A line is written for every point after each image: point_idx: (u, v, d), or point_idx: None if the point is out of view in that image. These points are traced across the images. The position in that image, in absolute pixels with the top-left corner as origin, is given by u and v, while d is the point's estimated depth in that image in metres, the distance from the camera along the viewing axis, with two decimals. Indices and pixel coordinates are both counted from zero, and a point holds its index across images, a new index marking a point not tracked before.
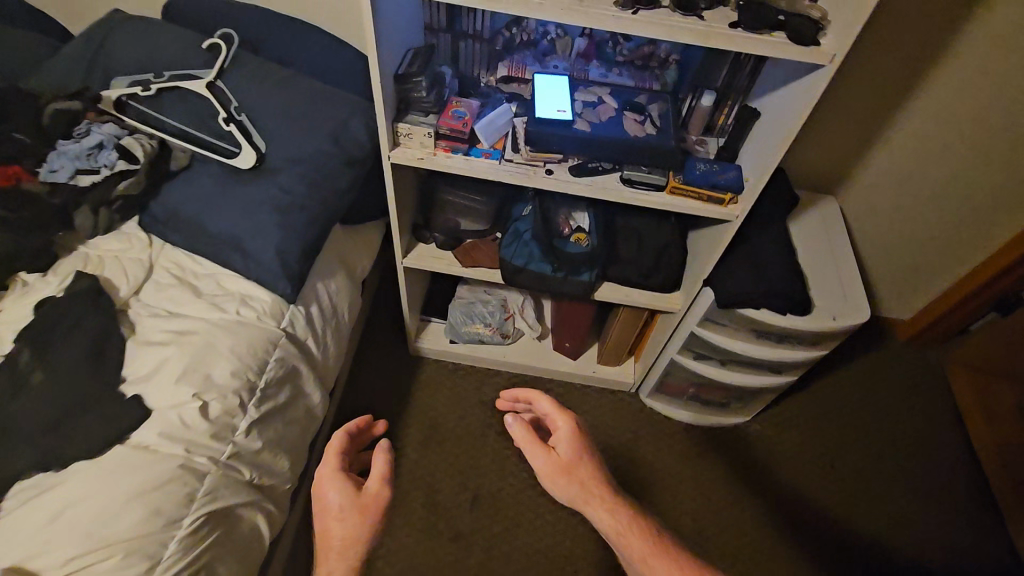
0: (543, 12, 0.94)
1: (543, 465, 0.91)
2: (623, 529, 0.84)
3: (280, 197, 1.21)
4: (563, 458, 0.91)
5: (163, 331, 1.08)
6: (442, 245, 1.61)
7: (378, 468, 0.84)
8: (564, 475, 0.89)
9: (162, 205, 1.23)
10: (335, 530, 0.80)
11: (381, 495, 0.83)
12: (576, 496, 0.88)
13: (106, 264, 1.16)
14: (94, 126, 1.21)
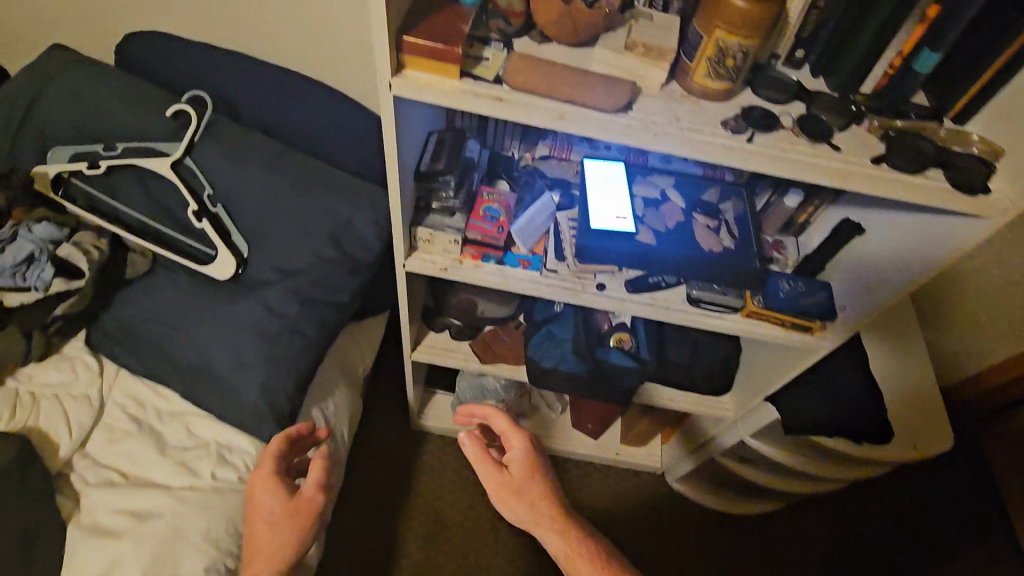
0: (632, 136, 0.71)
1: (494, 479, 0.95)
2: (573, 553, 0.85)
3: (265, 322, 0.96)
4: (515, 477, 0.94)
5: (118, 511, 0.85)
6: (457, 334, 1.35)
7: (314, 480, 0.84)
8: (513, 493, 0.92)
9: (114, 324, 0.97)
10: (263, 535, 0.80)
11: (314, 499, 0.83)
12: (524, 514, 0.90)
13: (42, 408, 0.91)
14: (22, 230, 0.94)
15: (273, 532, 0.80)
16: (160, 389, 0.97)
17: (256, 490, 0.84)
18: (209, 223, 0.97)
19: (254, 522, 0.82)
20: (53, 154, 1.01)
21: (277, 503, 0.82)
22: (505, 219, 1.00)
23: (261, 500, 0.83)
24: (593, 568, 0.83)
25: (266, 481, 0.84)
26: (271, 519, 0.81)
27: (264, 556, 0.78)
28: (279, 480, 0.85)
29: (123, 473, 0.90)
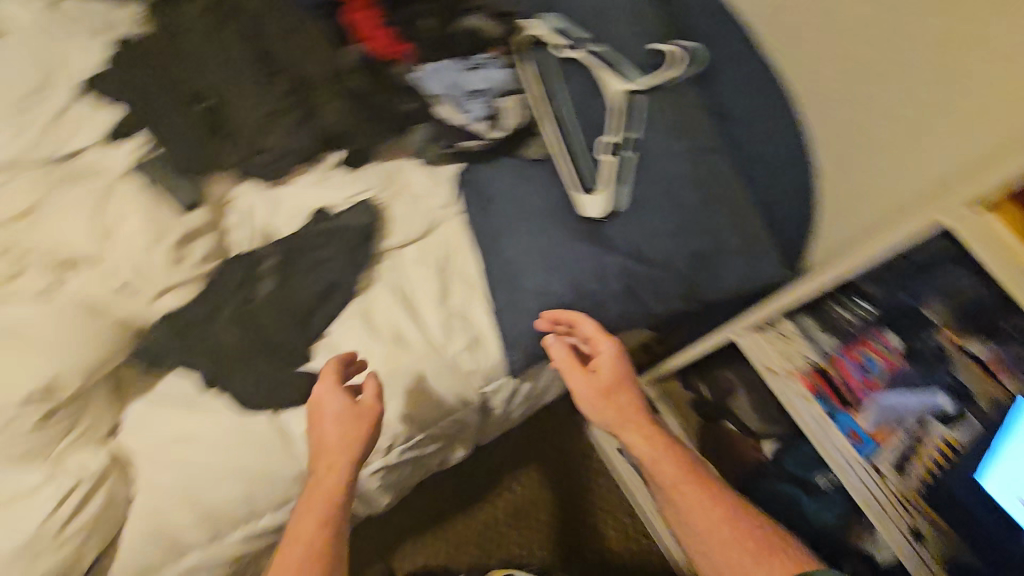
0: None
1: (581, 384, 0.91)
2: (666, 466, 0.83)
3: (588, 279, 0.95)
4: (603, 378, 0.90)
5: (388, 319, 0.94)
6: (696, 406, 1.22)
7: (371, 393, 0.80)
8: (602, 396, 0.90)
9: (483, 178, 1.03)
10: (336, 438, 0.77)
11: (371, 415, 0.79)
12: (614, 420, 0.88)
13: (401, 199, 1.02)
14: (490, 66, 1.04)
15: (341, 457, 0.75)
16: (472, 253, 1.04)
17: (319, 400, 0.79)
18: (615, 163, 0.98)
19: (312, 440, 0.78)
20: (547, 19, 1.08)
21: (340, 420, 0.78)
22: (878, 384, 0.82)
23: (325, 413, 0.79)
24: (701, 491, 0.80)
25: (326, 391, 0.79)
26: (336, 441, 0.76)
27: (324, 491, 0.73)
28: (342, 390, 0.80)
29: (408, 293, 0.98)
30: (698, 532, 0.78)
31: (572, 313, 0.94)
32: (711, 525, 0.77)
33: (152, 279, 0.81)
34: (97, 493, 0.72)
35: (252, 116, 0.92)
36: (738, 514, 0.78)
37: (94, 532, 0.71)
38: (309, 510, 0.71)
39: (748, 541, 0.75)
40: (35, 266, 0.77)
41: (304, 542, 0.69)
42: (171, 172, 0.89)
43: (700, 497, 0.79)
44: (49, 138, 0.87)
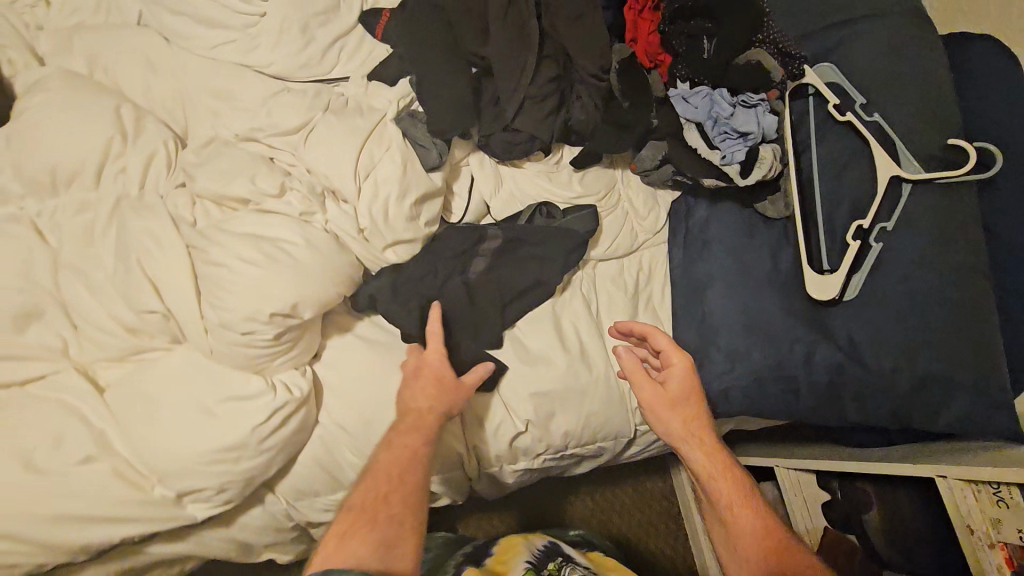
0: None
1: (650, 389, 0.83)
2: (727, 502, 0.74)
3: (792, 361, 0.88)
4: (672, 392, 0.82)
5: (576, 332, 0.91)
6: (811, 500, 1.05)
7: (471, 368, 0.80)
8: (668, 407, 0.81)
9: (703, 218, 0.99)
10: (433, 401, 0.76)
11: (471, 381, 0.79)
12: (676, 432, 0.80)
13: (615, 212, 1.00)
14: (762, 107, 0.92)
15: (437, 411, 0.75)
16: (665, 288, 1.00)
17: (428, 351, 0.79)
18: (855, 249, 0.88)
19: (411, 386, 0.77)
20: (817, 68, 0.99)
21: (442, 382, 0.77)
22: None
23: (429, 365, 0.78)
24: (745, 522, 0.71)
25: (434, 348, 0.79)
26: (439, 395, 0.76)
27: (421, 433, 0.73)
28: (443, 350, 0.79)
29: (596, 310, 0.95)
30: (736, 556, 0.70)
31: (644, 326, 0.87)
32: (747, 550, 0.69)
33: (388, 231, 0.81)
34: (293, 419, 0.74)
35: (512, 94, 0.87)
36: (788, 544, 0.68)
37: (283, 451, 0.75)
38: (409, 440, 0.73)
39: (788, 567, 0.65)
40: (296, 187, 0.78)
41: (404, 467, 0.71)
42: (426, 133, 0.84)
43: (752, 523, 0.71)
44: (324, 62, 0.90)
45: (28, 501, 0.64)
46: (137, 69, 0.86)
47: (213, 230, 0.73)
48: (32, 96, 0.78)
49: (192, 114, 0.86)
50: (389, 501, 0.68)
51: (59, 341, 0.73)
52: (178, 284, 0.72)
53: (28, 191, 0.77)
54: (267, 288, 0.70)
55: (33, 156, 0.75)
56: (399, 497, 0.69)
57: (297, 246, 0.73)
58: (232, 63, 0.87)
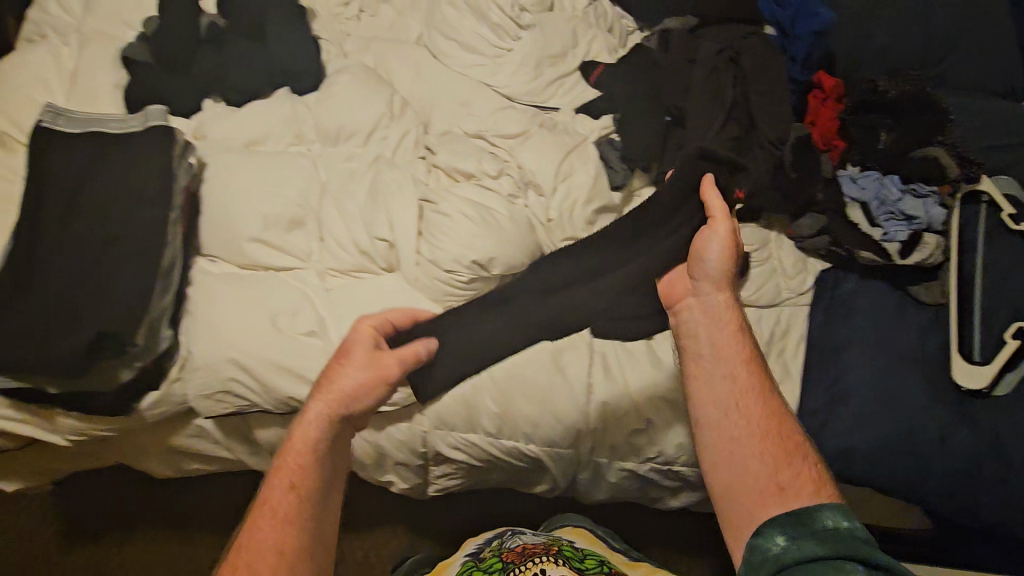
0: None
1: (710, 250, 0.83)
2: (751, 420, 0.75)
3: (925, 440, 0.89)
4: (713, 273, 0.82)
5: None
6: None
7: (395, 355, 0.80)
8: (711, 288, 0.82)
9: (853, 291, 1.03)
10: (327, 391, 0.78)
11: (382, 384, 0.78)
12: (720, 328, 0.80)
13: (765, 265, 1.05)
14: (931, 199, 1.00)
15: (315, 415, 0.75)
16: (800, 346, 1.03)
17: (348, 340, 0.81)
18: (1014, 346, 0.89)
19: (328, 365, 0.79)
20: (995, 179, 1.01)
21: (353, 376, 0.77)
22: None
23: (352, 354, 0.79)
24: (765, 447, 0.73)
25: (355, 336, 0.80)
26: (333, 394, 0.76)
27: (298, 447, 0.74)
28: (375, 340, 0.81)
29: None
30: (739, 467, 0.73)
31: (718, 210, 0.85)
32: (755, 475, 0.71)
33: (569, 226, 0.96)
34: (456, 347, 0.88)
35: (697, 142, 1.01)
36: (816, 480, 0.71)
37: (445, 375, 0.89)
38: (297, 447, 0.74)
39: (794, 501, 0.69)
40: (510, 175, 0.97)
41: (282, 478, 0.72)
42: (619, 160, 1.01)
43: (767, 445, 0.73)
44: (545, 93, 1.11)
45: (269, 351, 0.84)
46: (407, 72, 1.11)
47: (443, 190, 0.94)
48: (339, 76, 1.06)
49: (435, 110, 1.08)
50: (269, 530, 0.69)
51: (307, 247, 0.94)
52: (406, 222, 0.91)
53: (318, 139, 1.02)
54: (477, 241, 0.87)
55: (332, 115, 1.01)
56: (269, 534, 0.69)
57: (504, 217, 0.91)
58: (477, 81, 1.10)
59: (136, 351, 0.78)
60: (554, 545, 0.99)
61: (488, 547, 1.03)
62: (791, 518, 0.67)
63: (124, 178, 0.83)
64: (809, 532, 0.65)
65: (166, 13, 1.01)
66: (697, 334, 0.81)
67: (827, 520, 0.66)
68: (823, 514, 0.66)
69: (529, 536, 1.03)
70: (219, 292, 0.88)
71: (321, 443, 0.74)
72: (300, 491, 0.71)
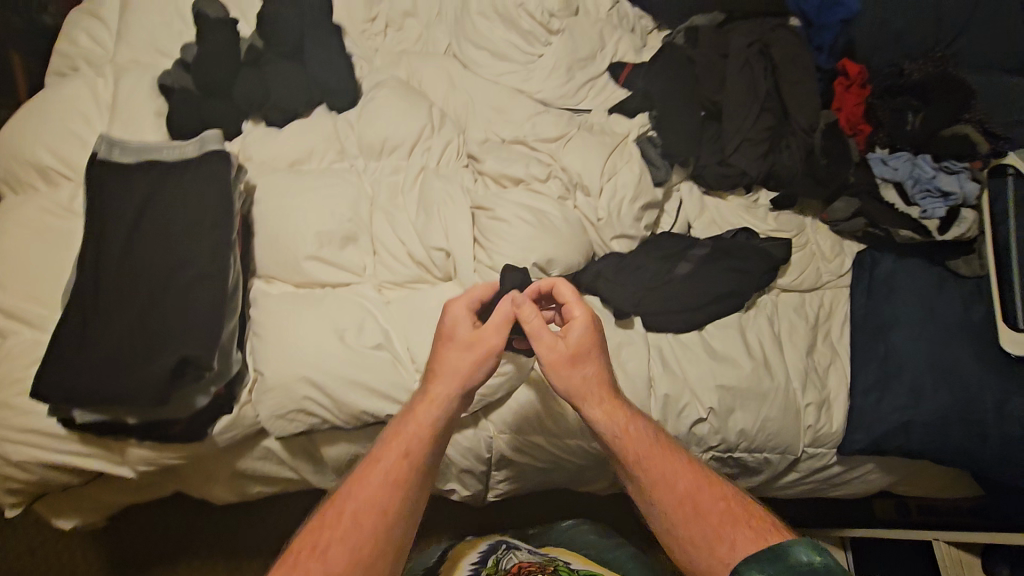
0: None
1: (571, 333, 0.78)
2: (665, 480, 0.72)
3: (982, 407, 0.91)
4: (573, 343, 0.77)
5: (760, 344, 1.00)
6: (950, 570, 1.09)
7: (494, 327, 0.77)
8: (569, 361, 0.77)
9: (893, 268, 1.05)
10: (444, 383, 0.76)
11: (487, 354, 0.77)
12: (575, 391, 0.76)
13: (805, 249, 1.09)
14: (965, 175, 1.02)
15: (442, 393, 0.75)
16: (844, 327, 1.06)
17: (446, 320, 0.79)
18: None
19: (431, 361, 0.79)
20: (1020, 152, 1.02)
21: (459, 353, 0.76)
22: None
23: (455, 334, 0.78)
24: (695, 507, 0.70)
25: (453, 314, 0.78)
26: (443, 376, 0.76)
27: (418, 426, 0.74)
28: (468, 319, 0.79)
29: (778, 332, 1.03)
30: (680, 514, 0.70)
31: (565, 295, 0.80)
32: (689, 526, 0.69)
33: (618, 224, 0.99)
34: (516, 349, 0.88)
35: (735, 135, 1.04)
36: (752, 528, 0.67)
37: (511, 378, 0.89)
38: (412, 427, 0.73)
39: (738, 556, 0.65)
40: (558, 179, 1.00)
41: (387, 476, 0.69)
42: (659, 156, 1.03)
43: (706, 506, 0.70)
44: (577, 96, 1.13)
45: (339, 365, 0.84)
46: (440, 83, 1.13)
47: (494, 196, 0.95)
48: (377, 91, 1.07)
49: (471, 119, 1.10)
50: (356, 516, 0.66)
51: (362, 261, 0.95)
52: (462, 230, 0.93)
53: (361, 154, 1.03)
54: (538, 243, 0.89)
55: (373, 129, 1.02)
56: (383, 504, 0.68)
57: (558, 218, 0.92)
58: (510, 88, 1.12)
59: (212, 375, 0.79)
60: (549, 565, 0.95)
61: (486, 563, 0.96)
62: (769, 556, 0.63)
63: (183, 204, 0.84)
64: (787, 564, 0.61)
65: (205, 35, 1.02)
66: (592, 408, 0.76)
67: (803, 555, 0.61)
68: (800, 549, 0.62)
69: (525, 555, 0.98)
70: (283, 311, 0.88)
71: (436, 426, 0.75)
72: (410, 467, 0.71)
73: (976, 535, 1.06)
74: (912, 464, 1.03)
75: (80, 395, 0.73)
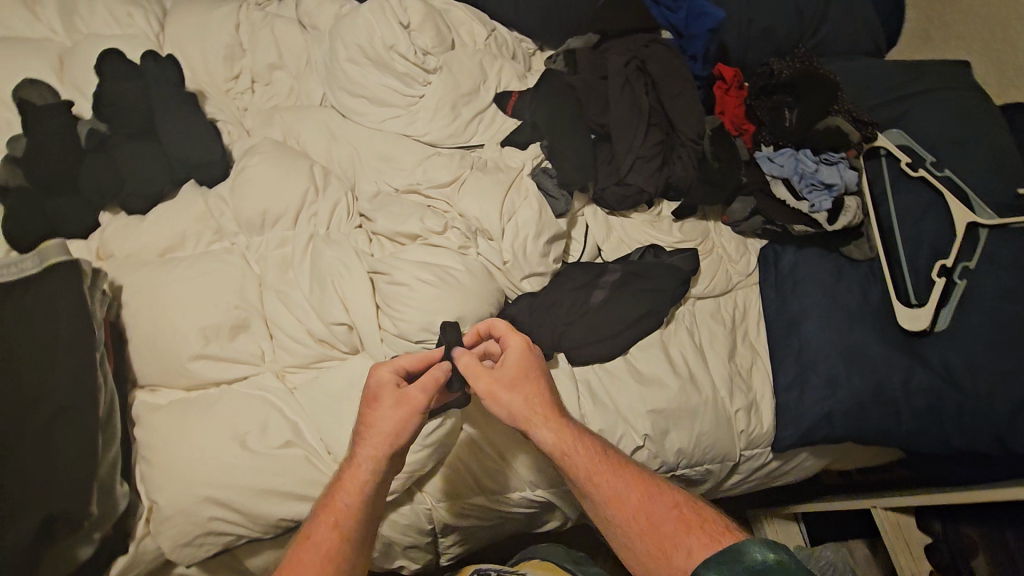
0: None
1: (507, 359, 0.79)
2: (621, 493, 0.72)
3: (891, 385, 0.95)
4: (508, 372, 0.77)
5: (683, 359, 1.00)
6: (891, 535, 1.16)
7: (417, 384, 0.74)
8: (506, 389, 0.77)
9: (794, 261, 1.09)
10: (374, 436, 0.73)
11: (416, 413, 0.74)
12: (523, 414, 0.76)
13: (712, 255, 1.10)
14: (844, 165, 1.06)
15: (367, 451, 0.72)
16: (759, 325, 1.08)
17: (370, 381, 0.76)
18: (942, 284, 0.96)
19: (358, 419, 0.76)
20: (887, 133, 1.13)
21: (391, 414, 0.73)
22: None
23: (381, 396, 0.75)
24: (653, 516, 0.71)
25: (378, 375, 0.75)
26: (375, 435, 0.73)
27: (348, 492, 0.71)
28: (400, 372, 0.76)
29: (699, 342, 1.03)
30: (637, 529, 0.70)
31: (502, 328, 0.81)
32: (646, 537, 0.70)
33: (526, 264, 0.96)
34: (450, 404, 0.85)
35: (627, 155, 1.04)
36: (704, 531, 0.68)
37: (435, 449, 0.85)
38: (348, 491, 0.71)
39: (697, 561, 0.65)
40: (455, 227, 0.94)
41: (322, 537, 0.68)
42: (557, 186, 1.01)
43: (657, 518, 0.70)
44: (466, 133, 1.10)
45: (244, 475, 0.76)
46: (319, 138, 1.06)
47: (392, 259, 0.89)
48: (250, 157, 0.98)
49: (361, 173, 1.05)
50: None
51: (259, 349, 0.87)
52: (361, 300, 0.87)
53: (241, 230, 0.94)
54: (440, 304, 0.84)
55: (250, 201, 0.93)
56: None
57: (460, 270, 0.88)
58: (395, 134, 1.07)
59: (94, 520, 0.70)
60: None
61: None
62: (726, 558, 0.61)
63: (28, 329, 0.72)
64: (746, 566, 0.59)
65: (34, 124, 0.90)
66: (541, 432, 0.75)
67: (756, 553, 0.60)
68: (753, 547, 0.61)
69: None
70: (170, 425, 0.78)
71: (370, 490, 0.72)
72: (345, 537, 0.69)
73: (905, 499, 1.13)
74: (841, 445, 1.07)
75: None
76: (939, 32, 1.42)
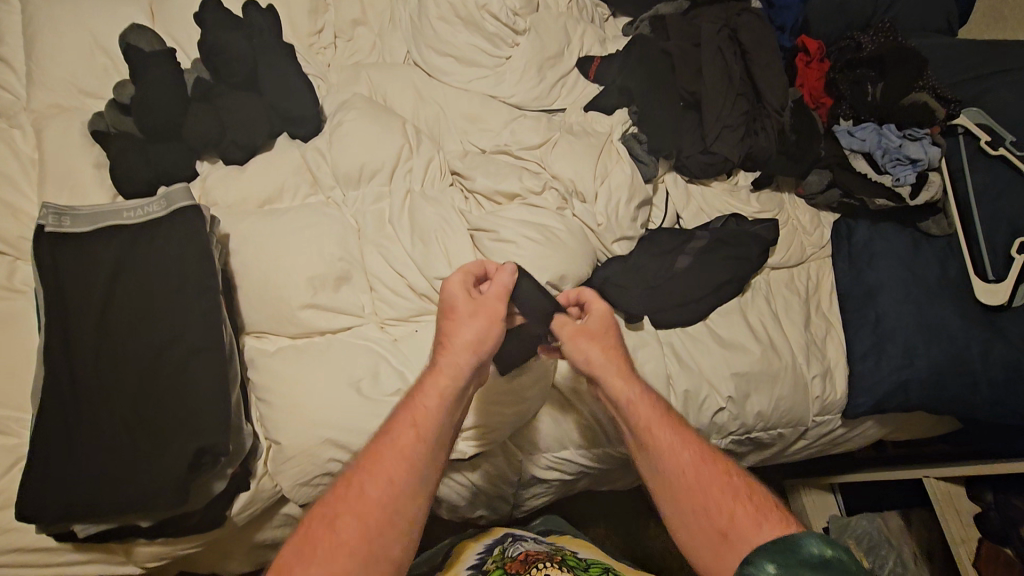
0: None
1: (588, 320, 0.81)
2: (677, 450, 0.72)
3: (970, 357, 0.99)
4: (591, 325, 0.80)
5: (763, 326, 1.02)
6: (946, 503, 1.15)
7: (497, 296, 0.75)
8: (579, 338, 0.79)
9: (870, 234, 1.10)
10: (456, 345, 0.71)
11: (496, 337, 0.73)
12: (595, 360, 0.78)
13: (789, 226, 1.11)
14: (928, 141, 1.07)
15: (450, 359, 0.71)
16: (832, 297, 1.11)
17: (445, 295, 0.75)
18: (1022, 263, 0.98)
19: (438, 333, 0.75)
20: (966, 112, 1.12)
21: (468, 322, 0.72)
22: None
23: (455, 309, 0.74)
24: (708, 477, 0.70)
25: (453, 285, 0.74)
26: (452, 354, 0.71)
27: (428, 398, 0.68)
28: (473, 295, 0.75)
29: (775, 310, 1.05)
30: (689, 489, 0.69)
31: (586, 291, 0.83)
32: (696, 497, 0.68)
33: (618, 227, 0.98)
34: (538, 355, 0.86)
35: (715, 122, 1.05)
36: (755, 503, 0.66)
37: (517, 408, 0.86)
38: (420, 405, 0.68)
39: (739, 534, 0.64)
40: (553, 189, 0.98)
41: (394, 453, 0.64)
42: (647, 152, 1.03)
43: (708, 483, 0.69)
44: (550, 95, 1.10)
45: (361, 419, 0.79)
46: (407, 95, 1.06)
47: (494, 216, 0.92)
48: (346, 111, 0.98)
49: (445, 130, 1.05)
50: (363, 491, 0.62)
51: (361, 301, 0.88)
52: (466, 256, 0.89)
53: (337, 183, 0.94)
54: (548, 259, 0.87)
55: (349, 155, 0.93)
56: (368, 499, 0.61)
57: (562, 230, 0.92)
58: (482, 94, 1.07)
59: (228, 456, 0.73)
60: (557, 554, 0.83)
61: (490, 556, 0.86)
62: (778, 548, 0.59)
63: (157, 272, 0.74)
64: (799, 560, 0.57)
65: (140, 71, 0.91)
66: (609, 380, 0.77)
67: (811, 546, 0.58)
68: (806, 540, 0.59)
69: (532, 544, 0.87)
70: (288, 369, 0.81)
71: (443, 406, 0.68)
72: (416, 447, 0.65)
73: (962, 469, 1.12)
74: (907, 415, 1.11)
75: (80, 508, 0.65)
76: (1012, 14, 1.50)
